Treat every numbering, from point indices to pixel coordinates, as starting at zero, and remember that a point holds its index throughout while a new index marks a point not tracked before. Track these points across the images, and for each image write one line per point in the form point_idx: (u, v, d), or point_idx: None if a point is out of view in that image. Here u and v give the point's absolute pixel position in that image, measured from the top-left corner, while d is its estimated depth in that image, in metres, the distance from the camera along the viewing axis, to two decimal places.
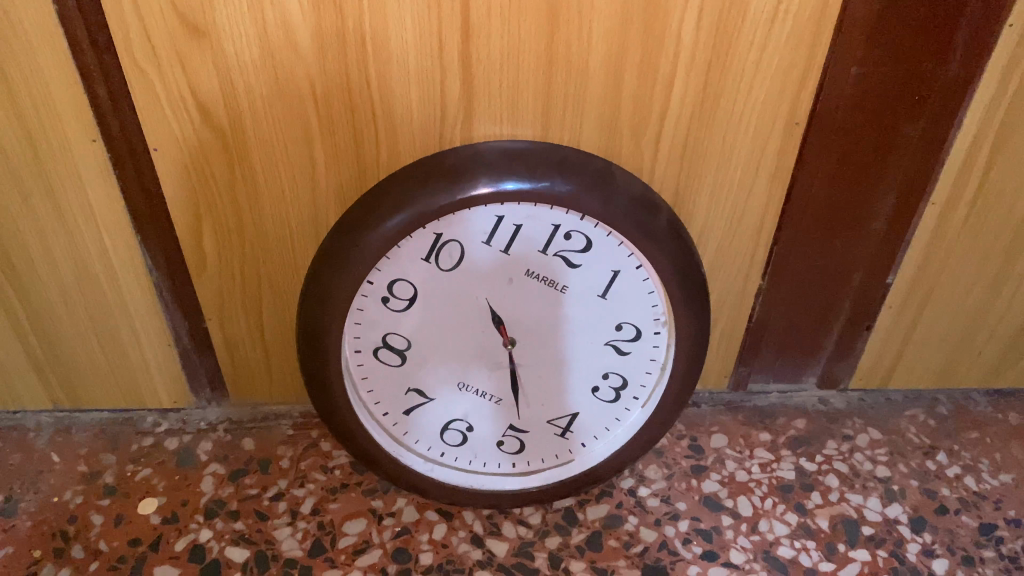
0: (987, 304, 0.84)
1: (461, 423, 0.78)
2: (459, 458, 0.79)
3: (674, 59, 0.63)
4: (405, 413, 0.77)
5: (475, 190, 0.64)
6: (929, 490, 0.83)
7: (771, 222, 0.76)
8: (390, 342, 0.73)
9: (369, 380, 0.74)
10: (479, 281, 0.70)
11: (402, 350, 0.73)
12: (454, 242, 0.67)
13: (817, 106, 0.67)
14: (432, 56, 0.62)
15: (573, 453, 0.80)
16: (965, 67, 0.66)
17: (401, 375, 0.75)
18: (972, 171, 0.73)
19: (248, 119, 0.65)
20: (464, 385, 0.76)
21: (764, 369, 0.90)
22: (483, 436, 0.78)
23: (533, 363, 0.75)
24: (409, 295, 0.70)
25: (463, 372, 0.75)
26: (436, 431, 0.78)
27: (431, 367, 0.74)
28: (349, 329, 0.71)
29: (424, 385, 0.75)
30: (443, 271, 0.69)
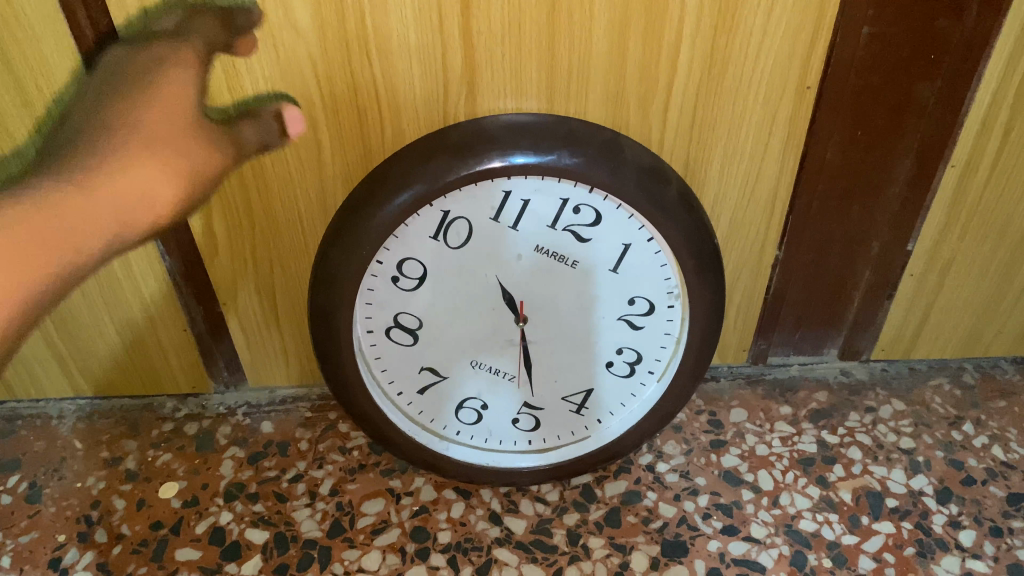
0: (1011, 269, 0.82)
1: (476, 402, 0.77)
2: (475, 437, 0.79)
3: (680, 26, 0.62)
4: (420, 393, 0.76)
5: (480, 164, 0.63)
6: (956, 460, 0.82)
7: (785, 190, 0.74)
8: (402, 321, 0.72)
9: (382, 360, 0.74)
10: (488, 257, 0.69)
11: (414, 330, 0.73)
12: (461, 219, 0.67)
13: (827, 70, 0.66)
14: (432, 31, 0.61)
15: (589, 430, 0.79)
16: (982, 24, 0.64)
17: (413, 354, 0.74)
18: (992, 130, 0.71)
19: (252, 99, 0.65)
20: (478, 363, 0.75)
21: (783, 342, 0.89)
22: (498, 414, 0.78)
23: (546, 341, 0.74)
24: (419, 274, 0.70)
25: (476, 351, 0.75)
26: (452, 411, 0.78)
27: (444, 346, 0.74)
28: (361, 310, 0.71)
29: (437, 364, 0.75)
30: (452, 248, 0.68)
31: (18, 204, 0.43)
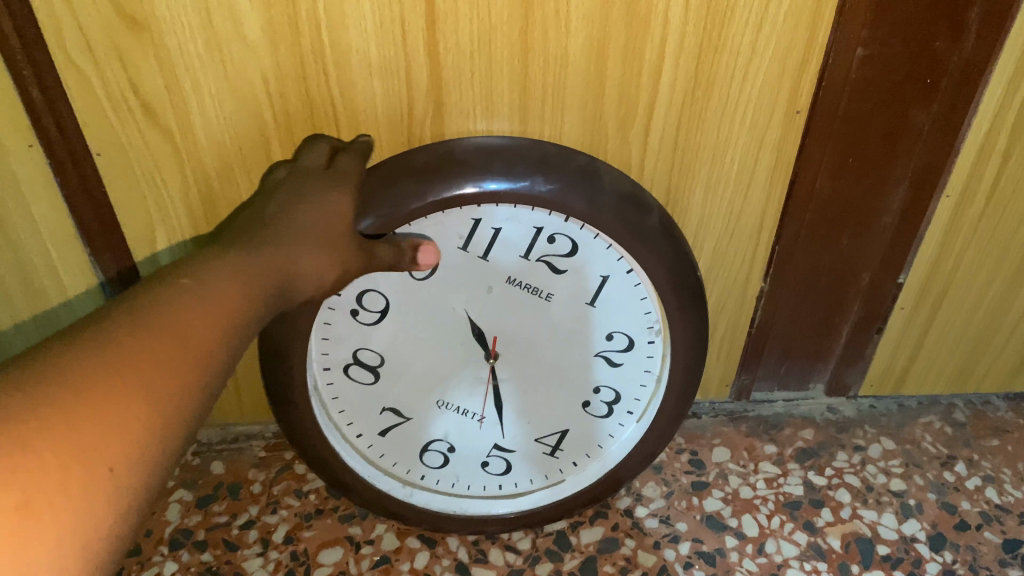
0: (1005, 302, 0.78)
1: (442, 444, 0.72)
2: (441, 481, 0.73)
3: (663, 44, 0.58)
4: (381, 435, 0.71)
5: (448, 190, 0.58)
6: (948, 504, 0.78)
7: (772, 218, 0.70)
8: (361, 358, 0.67)
9: (340, 399, 0.69)
10: (455, 289, 0.64)
11: (375, 367, 0.68)
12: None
13: (818, 93, 0.62)
14: (394, 46, 0.57)
15: (563, 474, 0.74)
16: (982, 45, 0.60)
17: (375, 393, 0.69)
18: (990, 158, 0.67)
19: (198, 117, 0.59)
20: (444, 403, 0.70)
21: (767, 377, 0.84)
22: (466, 457, 0.73)
23: (517, 379, 0.69)
24: (381, 307, 0.64)
25: (442, 390, 0.69)
26: (416, 453, 0.72)
27: (407, 384, 0.69)
28: (318, 346, 0.65)
29: (400, 404, 0.70)
30: (417, 280, 0.63)
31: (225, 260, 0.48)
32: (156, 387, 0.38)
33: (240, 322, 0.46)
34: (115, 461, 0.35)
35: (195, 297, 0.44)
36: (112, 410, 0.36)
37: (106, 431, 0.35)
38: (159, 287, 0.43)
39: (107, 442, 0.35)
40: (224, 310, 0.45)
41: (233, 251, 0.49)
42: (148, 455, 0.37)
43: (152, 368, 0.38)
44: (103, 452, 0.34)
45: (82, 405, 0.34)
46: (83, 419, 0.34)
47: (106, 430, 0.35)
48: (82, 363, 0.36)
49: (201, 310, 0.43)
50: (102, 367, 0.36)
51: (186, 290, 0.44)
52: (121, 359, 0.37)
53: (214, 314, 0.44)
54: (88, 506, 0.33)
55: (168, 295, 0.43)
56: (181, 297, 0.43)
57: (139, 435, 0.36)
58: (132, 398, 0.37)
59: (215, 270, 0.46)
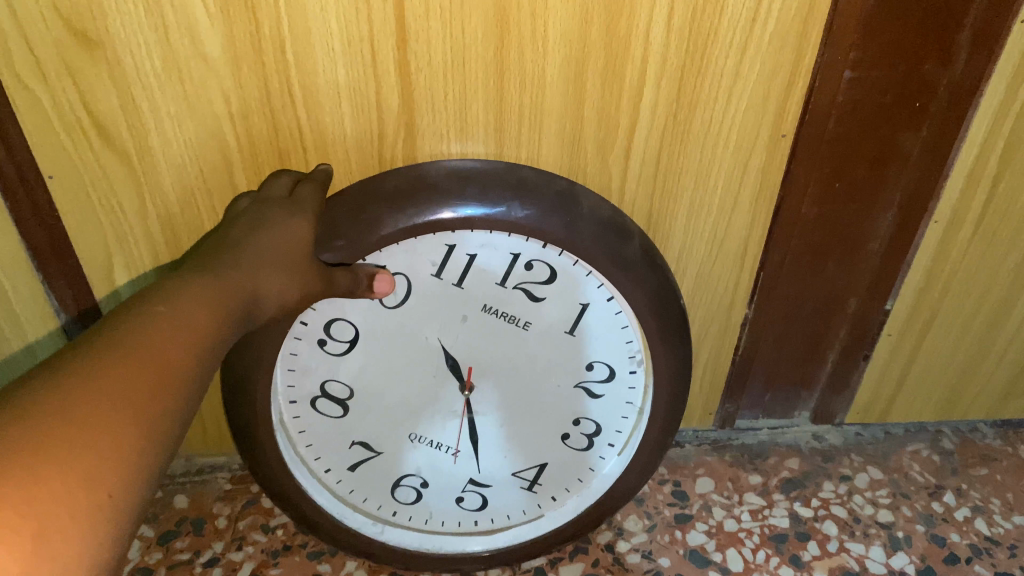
0: (994, 329, 0.77)
1: (415, 479, 0.69)
2: (414, 517, 0.71)
3: (644, 65, 0.55)
4: (350, 470, 0.68)
5: (419, 216, 0.55)
6: (937, 536, 0.75)
7: (756, 244, 0.68)
8: (329, 390, 0.64)
9: (308, 433, 0.66)
10: (429, 318, 0.61)
11: (344, 400, 0.64)
12: (399, 276, 0.59)
13: (805, 116, 0.59)
14: (363, 66, 0.54)
15: (542, 508, 0.71)
16: (972, 68, 0.58)
17: (344, 427, 0.66)
18: (979, 183, 0.65)
19: (156, 137, 0.56)
20: (417, 436, 0.67)
21: (752, 405, 0.82)
22: (440, 491, 0.70)
23: (494, 412, 0.66)
24: (350, 337, 0.61)
25: (415, 423, 0.67)
26: (388, 488, 0.69)
27: (378, 416, 0.66)
28: (284, 378, 0.62)
29: (370, 438, 0.67)
30: (388, 308, 0.60)
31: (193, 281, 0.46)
32: (133, 417, 0.37)
33: (213, 344, 0.44)
34: (114, 487, 0.35)
35: (167, 322, 0.42)
36: (96, 442, 0.35)
37: (95, 461, 0.34)
38: (130, 313, 0.42)
39: (101, 472, 0.34)
40: (196, 333, 0.43)
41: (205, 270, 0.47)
42: (140, 479, 0.37)
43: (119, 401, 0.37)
44: (99, 483, 0.34)
45: (65, 442, 0.34)
46: (70, 455, 0.33)
47: (95, 461, 0.34)
48: (61, 398, 0.35)
49: (172, 336, 0.42)
50: (78, 400, 0.35)
51: (157, 315, 0.42)
52: (95, 392, 0.36)
53: (184, 339, 0.42)
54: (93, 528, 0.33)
55: (135, 321, 0.41)
56: (150, 323, 0.41)
57: (129, 461, 0.36)
58: (113, 429, 0.36)
59: (187, 291, 0.45)
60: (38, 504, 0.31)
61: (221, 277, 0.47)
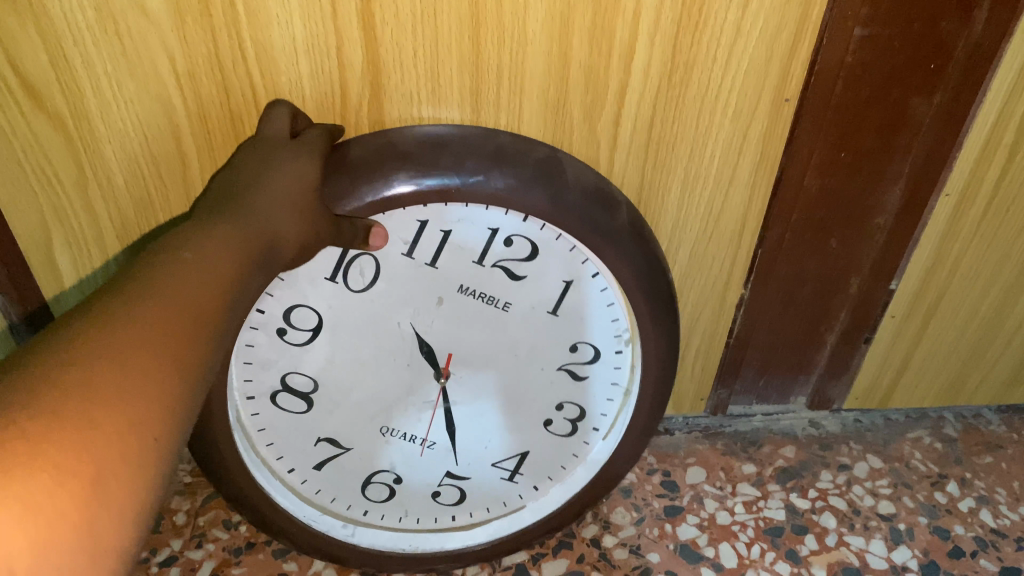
0: (1003, 312, 0.73)
1: (388, 475, 0.64)
2: (387, 517, 0.66)
3: (635, 21, 0.50)
4: (316, 468, 0.63)
5: (393, 188, 0.49)
6: (941, 528, 0.71)
7: (755, 219, 0.63)
8: (291, 383, 0.58)
9: (268, 431, 0.60)
10: (400, 302, 0.56)
11: (307, 393, 0.59)
12: (365, 256, 0.53)
13: (810, 80, 0.54)
14: (322, 20, 0.48)
15: (523, 500, 0.67)
16: (992, 26, 0.53)
17: (309, 423, 0.60)
18: (994, 156, 0.61)
19: (93, 99, 0.50)
20: (388, 429, 0.62)
21: (746, 390, 0.78)
22: (415, 488, 0.65)
23: (472, 400, 0.62)
24: (312, 324, 0.56)
25: (386, 416, 0.61)
26: (358, 487, 0.64)
27: (345, 409, 0.61)
28: (242, 372, 0.57)
29: (337, 433, 0.62)
30: (354, 292, 0.55)
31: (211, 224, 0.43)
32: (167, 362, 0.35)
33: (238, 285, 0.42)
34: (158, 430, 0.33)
35: (191, 265, 0.39)
36: (139, 386, 0.32)
37: (135, 404, 0.32)
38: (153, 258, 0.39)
39: (148, 414, 0.32)
40: (221, 276, 0.40)
41: (221, 214, 0.44)
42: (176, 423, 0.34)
43: (154, 342, 0.34)
44: (145, 425, 0.32)
45: (109, 386, 0.31)
46: (116, 400, 0.31)
47: (134, 405, 0.32)
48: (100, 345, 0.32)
49: (194, 278, 0.39)
50: (115, 344, 0.33)
51: (181, 258, 0.39)
52: (131, 335, 0.34)
53: (210, 285, 0.40)
54: (134, 479, 0.31)
55: (161, 267, 0.38)
56: (179, 268, 0.39)
57: (168, 406, 0.34)
58: (155, 373, 0.33)
59: (208, 236, 0.42)
60: (88, 450, 0.29)
61: (242, 222, 0.44)
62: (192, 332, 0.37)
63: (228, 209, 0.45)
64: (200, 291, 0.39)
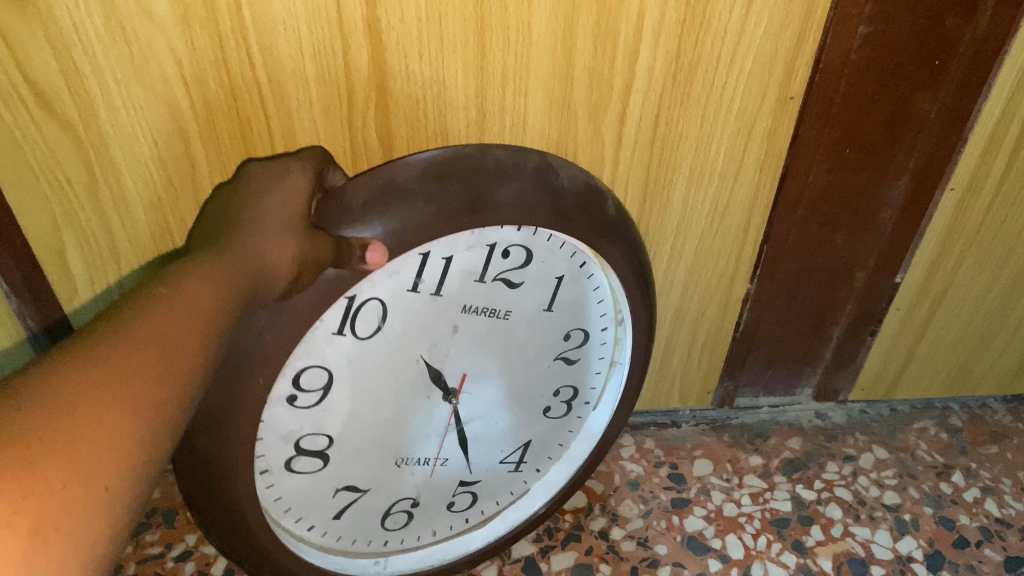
0: (1008, 303, 0.73)
1: (406, 502, 0.63)
2: (407, 538, 0.65)
3: (638, 21, 0.50)
4: (335, 518, 0.60)
5: (410, 223, 0.46)
6: (946, 519, 0.72)
7: (759, 215, 0.63)
8: (305, 446, 0.54)
9: (283, 498, 0.55)
10: (412, 337, 0.53)
11: (322, 450, 0.55)
12: (373, 301, 0.50)
13: (814, 77, 0.55)
14: (328, 24, 0.48)
15: (528, 483, 0.67)
16: (997, 23, 0.53)
17: (326, 478, 0.57)
18: (999, 151, 0.61)
19: (103, 107, 0.51)
20: (402, 459, 0.60)
21: (752, 382, 0.79)
22: (432, 506, 0.64)
23: (478, 413, 0.61)
24: (323, 383, 0.51)
25: (399, 448, 0.59)
26: (378, 522, 0.62)
27: (358, 454, 0.57)
28: (260, 452, 0.52)
29: (354, 479, 0.58)
30: (365, 339, 0.51)
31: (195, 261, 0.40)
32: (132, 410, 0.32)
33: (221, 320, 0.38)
34: (110, 478, 0.30)
35: (164, 303, 0.36)
36: (91, 436, 0.29)
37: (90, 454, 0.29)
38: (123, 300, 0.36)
39: (96, 463, 0.29)
40: (200, 312, 0.37)
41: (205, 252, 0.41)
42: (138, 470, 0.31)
43: (115, 386, 0.31)
44: (94, 475, 0.29)
45: (50, 437, 0.28)
46: (63, 449, 0.28)
47: (91, 455, 0.29)
48: (45, 393, 0.29)
49: (169, 316, 0.35)
50: (64, 394, 0.29)
51: (154, 298, 0.36)
52: (83, 381, 0.30)
53: (188, 324, 0.36)
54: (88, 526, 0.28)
55: (128, 308, 0.35)
56: (148, 309, 0.35)
57: (123, 454, 0.30)
58: (105, 424, 0.30)
59: (187, 272, 0.38)
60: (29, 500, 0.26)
61: (227, 257, 0.41)
62: (166, 373, 0.34)
63: (210, 248, 0.42)
64: (176, 327, 0.35)
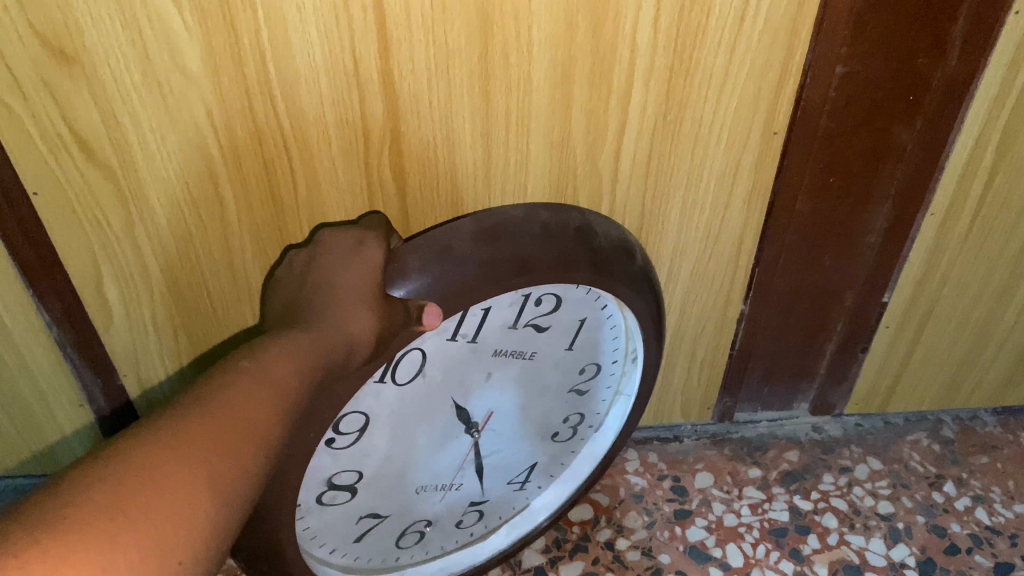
0: (993, 319, 0.76)
1: (421, 523, 0.66)
2: (416, 555, 0.68)
3: (630, 66, 0.54)
4: (354, 540, 0.64)
5: (458, 285, 0.50)
6: (938, 527, 0.75)
7: (750, 240, 0.67)
8: (336, 481, 0.58)
9: (310, 527, 0.59)
10: (447, 380, 0.57)
11: (351, 484, 0.59)
12: (414, 352, 0.54)
13: (796, 114, 0.59)
14: (345, 74, 0.53)
15: (529, 498, 0.71)
16: (966, 61, 0.57)
17: (351, 508, 0.61)
18: (975, 177, 0.65)
19: (139, 155, 0.55)
20: (422, 488, 0.64)
21: (750, 398, 0.82)
22: (442, 525, 0.68)
23: (496, 444, 0.65)
24: (360, 425, 0.56)
25: (420, 479, 0.63)
26: (393, 541, 0.66)
27: (383, 485, 0.61)
28: (301, 494, 0.56)
29: (377, 507, 0.62)
30: (402, 383, 0.55)
31: (286, 337, 0.46)
32: (222, 461, 0.37)
33: (298, 397, 0.43)
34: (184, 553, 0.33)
35: (251, 378, 0.41)
36: (172, 501, 0.33)
37: (174, 505, 0.33)
38: (218, 373, 0.42)
39: (175, 531, 0.33)
40: (282, 388, 0.42)
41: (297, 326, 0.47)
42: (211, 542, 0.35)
43: (198, 459, 0.36)
44: (170, 545, 0.32)
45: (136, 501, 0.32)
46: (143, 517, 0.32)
47: (189, 499, 0.34)
48: (138, 460, 0.34)
49: (253, 392, 0.41)
50: (158, 461, 0.34)
51: (244, 373, 0.42)
52: (172, 449, 0.35)
53: (269, 396, 0.41)
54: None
55: (221, 382, 0.41)
56: (236, 383, 0.41)
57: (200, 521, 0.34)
58: (190, 488, 0.34)
59: (274, 349, 0.44)
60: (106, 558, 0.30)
61: (312, 332, 0.47)
62: (248, 443, 0.39)
63: (299, 323, 0.48)
64: (257, 399, 0.41)
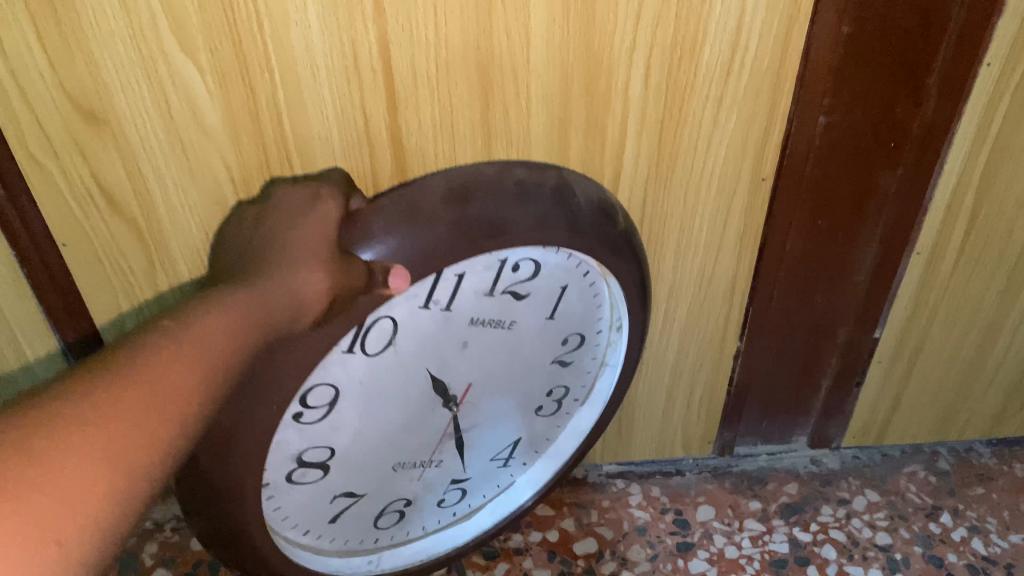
0: (983, 353, 0.79)
1: (399, 503, 0.69)
2: (395, 535, 0.71)
3: (623, 120, 0.58)
4: (330, 522, 0.65)
5: (428, 243, 0.50)
6: (935, 557, 0.77)
7: (743, 279, 0.70)
8: (307, 457, 0.59)
9: (282, 508, 0.60)
10: (423, 350, 0.58)
11: (324, 460, 0.60)
12: (384, 321, 0.54)
13: (783, 161, 0.62)
14: (355, 129, 0.56)
15: (511, 477, 0.74)
16: (942, 111, 0.60)
17: (323, 487, 0.62)
18: (958, 218, 0.68)
19: (162, 209, 0.58)
20: (400, 464, 0.65)
21: (750, 432, 0.85)
22: (421, 505, 0.70)
23: (476, 418, 0.66)
24: (330, 398, 0.56)
25: (399, 457, 0.64)
26: (371, 522, 0.68)
27: (357, 462, 0.62)
28: (268, 471, 0.57)
29: (351, 486, 0.63)
30: (374, 352, 0.55)
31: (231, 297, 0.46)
32: (127, 430, 0.37)
33: (227, 366, 0.43)
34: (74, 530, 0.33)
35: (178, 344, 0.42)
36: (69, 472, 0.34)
37: (73, 476, 0.34)
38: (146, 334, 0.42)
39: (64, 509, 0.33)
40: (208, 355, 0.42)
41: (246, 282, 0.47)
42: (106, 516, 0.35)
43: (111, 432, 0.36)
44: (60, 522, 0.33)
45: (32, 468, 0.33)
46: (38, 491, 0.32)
47: (86, 470, 0.35)
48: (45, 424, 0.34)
49: (176, 359, 0.41)
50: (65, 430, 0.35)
51: (171, 337, 0.42)
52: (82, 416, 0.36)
53: (193, 364, 0.42)
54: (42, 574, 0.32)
55: (146, 344, 0.41)
56: (159, 347, 0.41)
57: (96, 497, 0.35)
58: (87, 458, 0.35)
59: (209, 309, 0.44)
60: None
61: (256, 289, 0.46)
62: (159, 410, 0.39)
63: (249, 277, 0.48)
64: (179, 366, 0.41)
